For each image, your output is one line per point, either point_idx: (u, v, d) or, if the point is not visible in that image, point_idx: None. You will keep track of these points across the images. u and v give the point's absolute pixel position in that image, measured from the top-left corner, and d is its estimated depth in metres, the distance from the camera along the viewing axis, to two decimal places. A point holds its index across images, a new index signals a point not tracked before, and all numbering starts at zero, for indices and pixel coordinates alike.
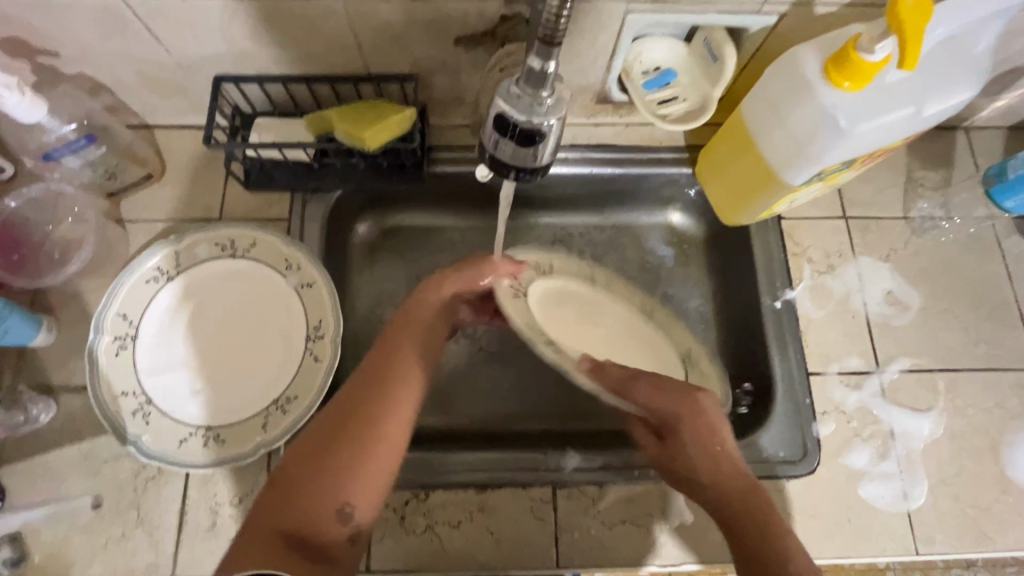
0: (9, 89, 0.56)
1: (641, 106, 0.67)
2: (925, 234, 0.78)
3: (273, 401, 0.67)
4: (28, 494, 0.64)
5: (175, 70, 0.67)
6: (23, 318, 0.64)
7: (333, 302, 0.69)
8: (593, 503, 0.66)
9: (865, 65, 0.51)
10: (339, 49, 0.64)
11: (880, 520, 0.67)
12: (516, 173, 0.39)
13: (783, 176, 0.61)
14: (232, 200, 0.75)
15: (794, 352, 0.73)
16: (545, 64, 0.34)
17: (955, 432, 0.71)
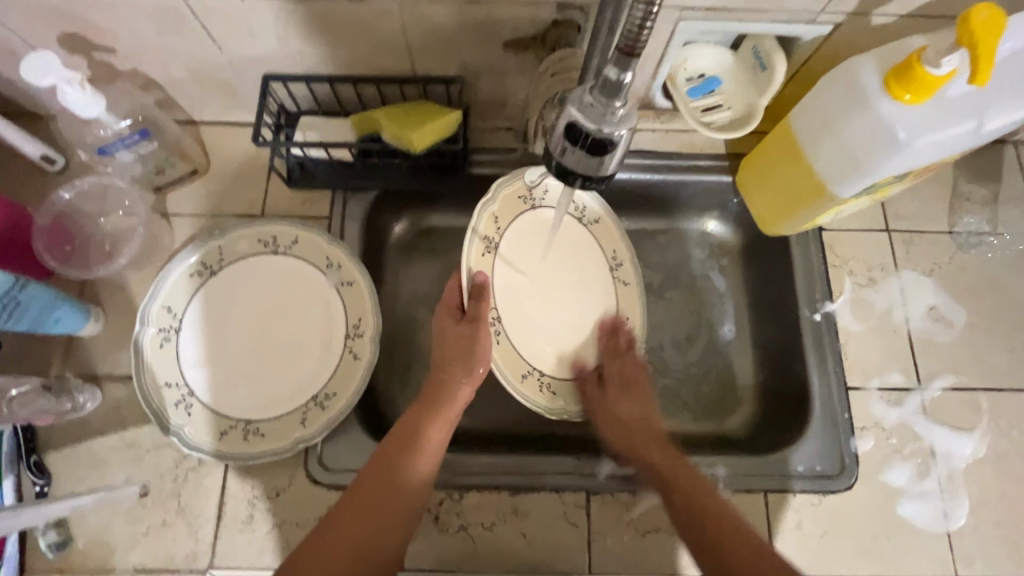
0: (71, 84, 0.57)
1: (684, 113, 0.67)
2: (971, 250, 0.76)
3: (311, 397, 0.68)
4: (73, 479, 0.65)
5: (225, 68, 0.68)
6: (73, 308, 0.65)
7: (373, 301, 0.70)
8: (627, 511, 0.66)
9: (929, 78, 0.50)
10: (387, 50, 0.65)
11: (918, 539, 0.66)
12: (581, 181, 0.40)
13: (833, 188, 0.60)
14: (274, 197, 0.76)
15: (832, 365, 0.72)
16: (622, 75, 0.35)
17: (999, 453, 0.69)
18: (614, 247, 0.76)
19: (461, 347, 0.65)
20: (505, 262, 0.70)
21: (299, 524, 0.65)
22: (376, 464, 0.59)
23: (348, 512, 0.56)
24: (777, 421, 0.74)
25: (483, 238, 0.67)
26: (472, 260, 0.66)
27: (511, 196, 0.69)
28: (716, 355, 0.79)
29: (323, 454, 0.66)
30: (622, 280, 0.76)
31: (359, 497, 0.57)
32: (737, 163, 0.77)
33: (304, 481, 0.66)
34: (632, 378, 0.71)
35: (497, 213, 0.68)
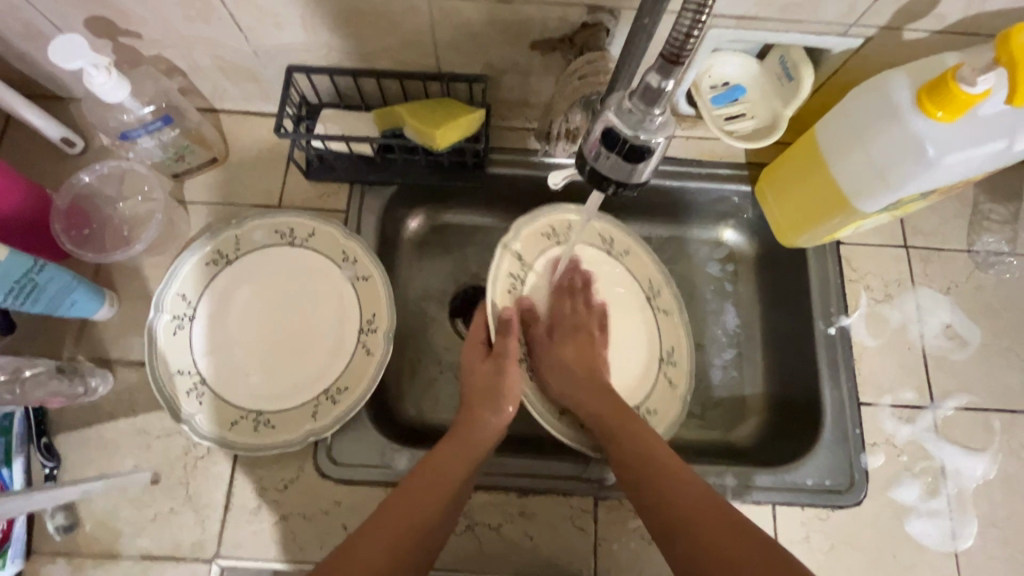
0: (96, 68, 0.57)
1: (708, 120, 0.67)
2: (989, 269, 0.76)
3: (323, 391, 0.68)
4: (82, 463, 0.65)
5: (250, 58, 0.68)
6: (88, 291, 0.65)
7: (388, 297, 0.70)
8: (634, 518, 0.66)
9: (963, 96, 0.50)
10: (414, 46, 0.65)
11: (925, 557, 0.66)
12: (614, 186, 0.40)
13: (857, 203, 0.59)
14: (291, 188, 0.76)
15: (845, 379, 0.72)
16: (663, 82, 0.35)
17: (1009, 474, 0.69)
18: (649, 276, 0.77)
19: (488, 384, 0.65)
20: (534, 299, 0.73)
21: (306, 516, 0.64)
22: (397, 497, 0.56)
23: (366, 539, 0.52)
24: (787, 433, 0.73)
25: (508, 274, 0.71)
26: (498, 296, 0.69)
27: (534, 233, 0.73)
28: (726, 365, 0.79)
29: (331, 447, 0.66)
30: (662, 308, 0.76)
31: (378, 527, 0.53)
32: (756, 172, 0.77)
33: (313, 474, 0.66)
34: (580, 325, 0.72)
35: (521, 251, 0.72)
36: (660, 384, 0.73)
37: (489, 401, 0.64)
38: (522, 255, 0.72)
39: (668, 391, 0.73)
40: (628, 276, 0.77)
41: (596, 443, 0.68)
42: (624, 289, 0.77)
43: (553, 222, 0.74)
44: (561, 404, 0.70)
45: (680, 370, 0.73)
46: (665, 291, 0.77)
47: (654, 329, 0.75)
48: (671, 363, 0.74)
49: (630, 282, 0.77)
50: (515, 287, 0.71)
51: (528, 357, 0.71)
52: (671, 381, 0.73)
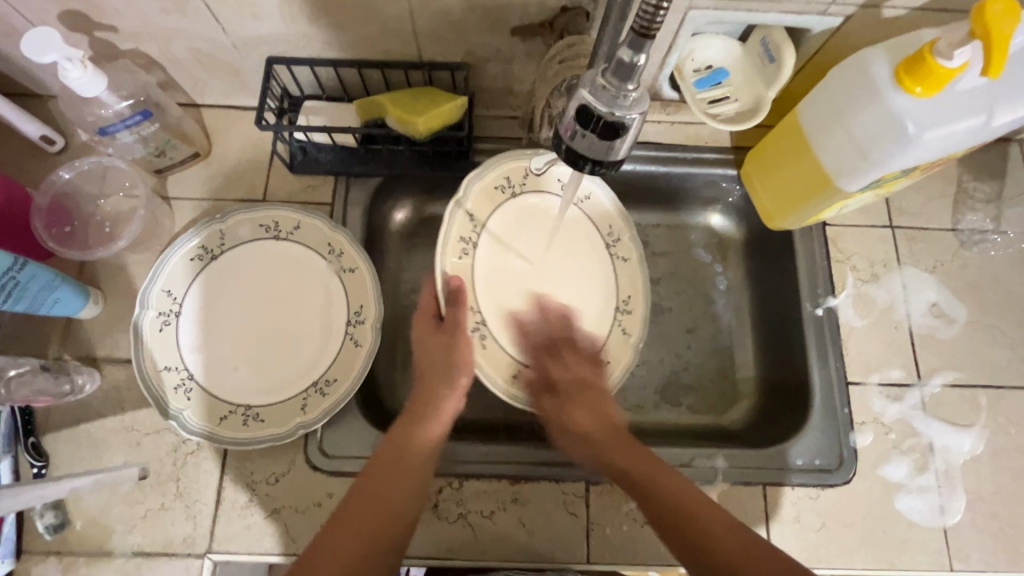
0: (71, 62, 0.56)
1: (691, 104, 0.67)
2: (974, 247, 0.76)
3: (312, 383, 0.67)
4: (70, 461, 0.65)
5: (230, 50, 0.67)
6: (71, 289, 0.64)
7: (375, 287, 0.70)
8: (625, 501, 0.66)
9: (941, 70, 0.50)
10: (394, 34, 0.64)
11: (915, 533, 0.66)
12: (592, 166, 0.40)
13: (839, 182, 0.60)
14: (275, 182, 0.75)
15: (833, 359, 0.72)
16: (636, 56, 0.35)
17: (997, 449, 0.70)
18: (608, 221, 0.75)
19: (436, 359, 0.64)
20: (488, 261, 0.71)
21: (298, 509, 0.64)
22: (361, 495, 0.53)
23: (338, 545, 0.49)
24: (777, 416, 0.74)
25: (460, 237, 0.69)
26: (447, 263, 0.68)
27: (486, 187, 0.71)
28: (718, 349, 0.79)
29: (322, 441, 0.66)
30: (621, 256, 0.74)
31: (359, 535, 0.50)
32: (742, 156, 0.77)
33: (304, 467, 0.66)
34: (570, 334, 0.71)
35: (472, 211, 0.70)
36: (614, 334, 0.72)
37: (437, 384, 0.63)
38: (473, 213, 0.70)
39: (623, 341, 0.72)
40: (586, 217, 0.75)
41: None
42: (578, 234, 0.75)
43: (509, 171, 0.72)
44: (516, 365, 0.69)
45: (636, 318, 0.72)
46: (625, 238, 0.75)
47: (608, 276, 0.74)
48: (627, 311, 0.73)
49: (587, 228, 0.75)
50: (467, 250, 0.69)
51: (482, 323, 0.69)
52: (625, 331, 0.72)
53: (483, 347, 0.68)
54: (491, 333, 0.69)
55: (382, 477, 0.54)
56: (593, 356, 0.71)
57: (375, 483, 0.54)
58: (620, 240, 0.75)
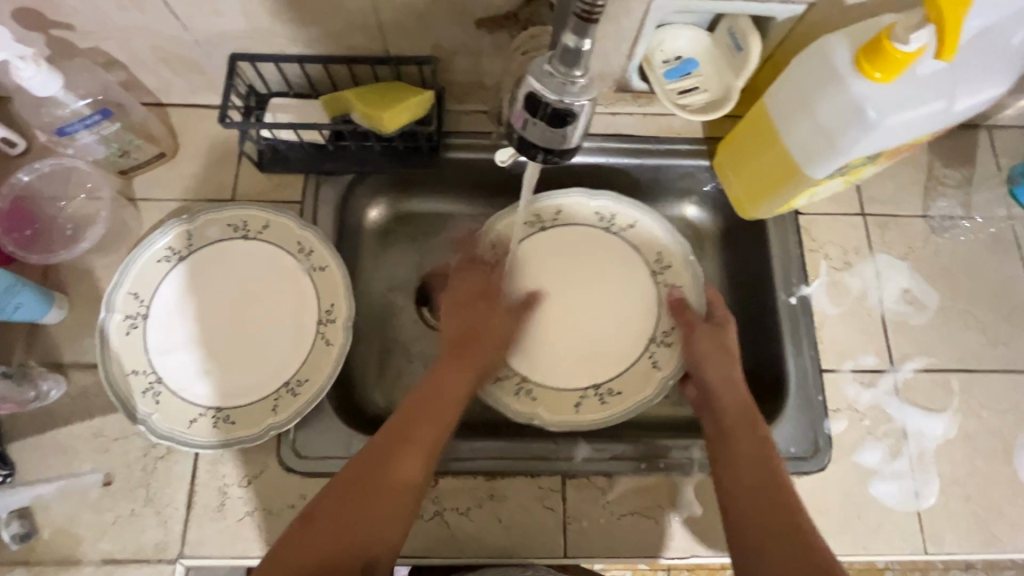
0: (23, 60, 0.55)
1: (660, 95, 0.67)
2: (945, 233, 0.77)
3: (284, 383, 0.67)
4: (37, 469, 0.64)
5: (191, 47, 0.66)
6: (33, 293, 0.63)
7: (346, 285, 0.69)
8: (603, 494, 0.66)
9: (898, 55, 0.50)
10: (357, 28, 0.64)
11: (890, 518, 0.67)
12: (544, 154, 0.41)
13: (807, 169, 0.60)
14: (244, 181, 0.74)
15: (807, 348, 0.72)
16: (580, 41, 0.36)
17: (969, 433, 0.70)
18: (658, 249, 0.76)
19: (475, 318, 0.67)
20: (508, 278, 0.75)
21: (272, 511, 0.63)
22: (372, 455, 0.54)
23: (341, 499, 0.52)
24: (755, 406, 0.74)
25: (475, 258, 0.75)
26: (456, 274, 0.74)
27: (514, 221, 0.76)
28: None
29: (295, 441, 0.65)
30: (668, 283, 0.75)
31: (361, 501, 0.52)
32: (714, 147, 0.77)
33: (277, 468, 0.65)
34: (724, 347, 0.67)
35: (494, 238, 0.75)
36: (643, 363, 0.72)
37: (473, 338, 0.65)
38: (494, 241, 0.75)
39: (649, 369, 0.72)
40: (631, 246, 0.77)
41: (525, 409, 0.69)
42: (627, 262, 0.77)
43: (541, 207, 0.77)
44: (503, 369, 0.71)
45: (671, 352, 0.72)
46: (675, 267, 0.76)
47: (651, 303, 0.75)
48: (664, 346, 0.73)
49: (636, 257, 0.77)
50: (480, 268, 0.75)
51: None
52: (656, 363, 0.72)
53: None
54: None
55: (395, 432, 0.56)
56: (597, 385, 0.72)
57: (382, 458, 0.54)
58: (670, 270, 0.76)
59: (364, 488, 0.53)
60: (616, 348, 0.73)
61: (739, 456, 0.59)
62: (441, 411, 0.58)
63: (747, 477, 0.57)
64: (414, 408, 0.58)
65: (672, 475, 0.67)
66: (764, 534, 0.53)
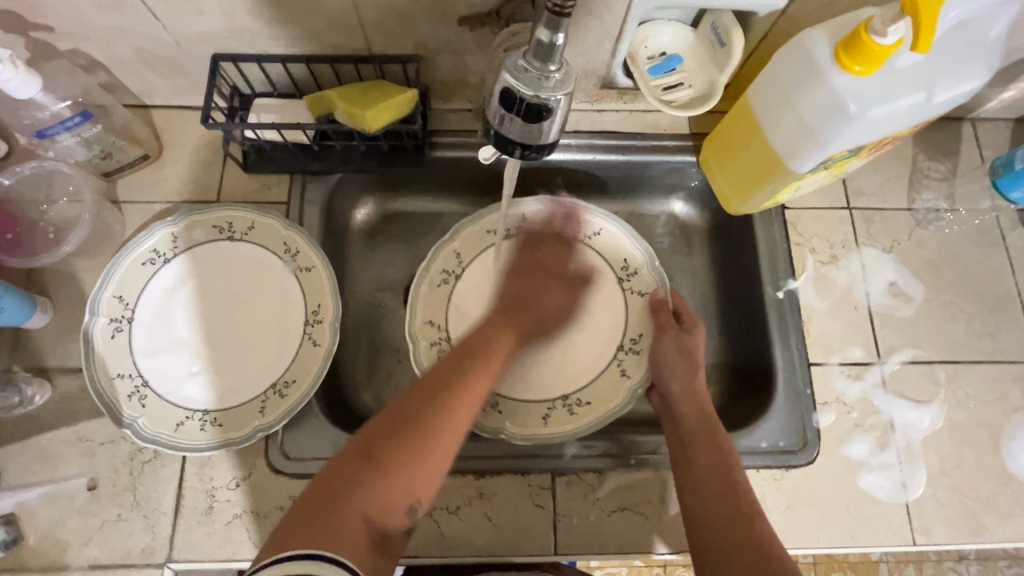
0: (0, 62, 0.55)
1: (645, 91, 0.67)
2: (930, 225, 0.77)
3: (271, 385, 0.66)
4: (23, 475, 0.63)
5: (173, 48, 0.66)
6: (16, 297, 0.63)
7: (332, 285, 0.69)
8: (592, 491, 0.66)
9: (876, 48, 0.50)
10: (340, 27, 0.63)
11: (879, 509, 0.67)
12: (522, 150, 0.42)
13: (790, 164, 0.61)
14: (229, 182, 0.74)
15: (795, 341, 0.73)
16: (553, 36, 0.37)
17: (956, 423, 0.71)
18: (624, 256, 0.78)
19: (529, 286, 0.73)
20: (470, 290, 0.76)
21: (261, 513, 0.63)
22: (424, 393, 0.53)
23: (392, 434, 0.49)
24: (744, 400, 0.74)
25: (440, 270, 0.76)
26: (422, 289, 0.74)
27: (476, 232, 0.77)
28: None
29: (284, 443, 0.65)
30: (635, 289, 0.77)
31: (405, 435, 0.50)
32: (700, 143, 0.77)
33: (265, 470, 0.64)
34: (687, 353, 0.69)
35: (458, 250, 0.77)
36: (612, 372, 0.73)
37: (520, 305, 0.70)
38: (460, 254, 0.77)
39: (618, 380, 0.73)
40: (599, 255, 0.78)
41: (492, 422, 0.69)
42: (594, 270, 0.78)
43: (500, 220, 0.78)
44: None
45: (639, 361, 0.74)
46: (642, 272, 0.77)
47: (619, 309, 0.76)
48: (634, 352, 0.74)
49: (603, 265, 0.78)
50: (447, 283, 0.75)
51: (444, 339, 0.73)
52: (624, 371, 0.73)
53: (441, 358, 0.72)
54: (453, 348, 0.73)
55: (451, 376, 0.56)
56: (565, 396, 0.72)
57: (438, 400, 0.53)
58: (636, 275, 0.77)
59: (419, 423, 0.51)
60: (585, 358, 0.74)
61: (696, 462, 0.60)
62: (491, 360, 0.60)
63: (703, 481, 0.58)
64: (468, 359, 0.59)
65: (662, 471, 0.67)
66: (723, 535, 0.54)
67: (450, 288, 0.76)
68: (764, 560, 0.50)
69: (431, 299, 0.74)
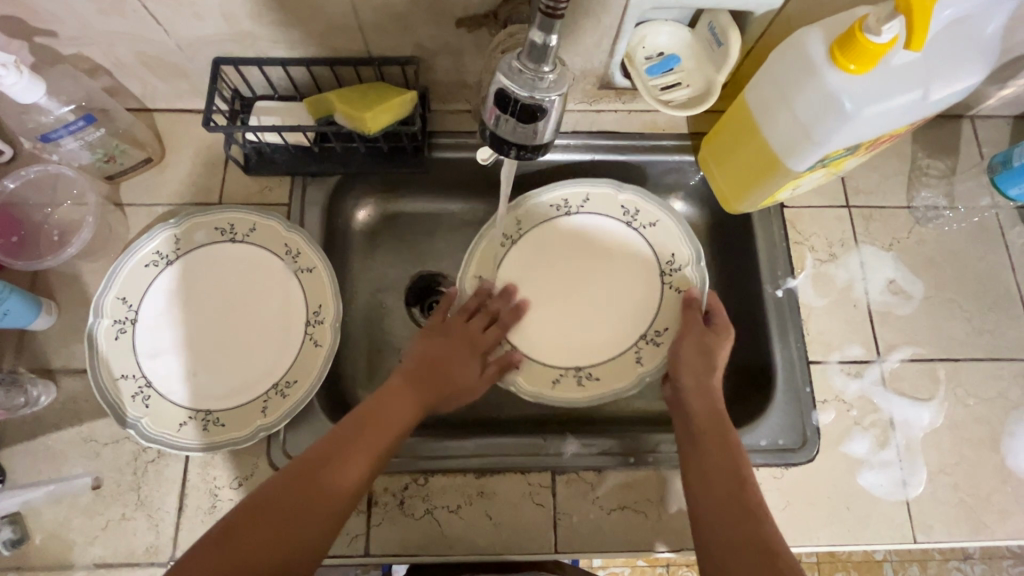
0: (5, 68, 0.56)
1: (643, 91, 0.67)
2: (929, 223, 0.77)
3: (273, 384, 0.67)
4: (28, 474, 0.64)
5: (175, 52, 0.66)
6: (21, 299, 0.63)
7: (333, 285, 0.69)
8: (592, 489, 0.66)
9: (871, 46, 0.50)
10: (339, 30, 0.64)
11: (878, 507, 0.67)
12: (517, 150, 0.42)
13: (788, 162, 0.61)
14: (231, 184, 0.74)
15: (794, 339, 0.73)
16: (546, 38, 0.37)
17: (956, 421, 0.71)
18: (672, 251, 0.75)
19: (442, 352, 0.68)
20: (524, 254, 0.77)
21: None
22: (292, 475, 0.54)
23: (267, 507, 0.52)
24: (743, 399, 0.75)
25: (500, 235, 0.76)
26: (479, 246, 0.76)
27: (541, 203, 0.78)
28: None
29: (285, 443, 0.66)
30: (676, 285, 0.75)
31: (265, 513, 0.51)
32: (699, 142, 0.78)
33: (267, 470, 0.65)
34: (706, 355, 0.67)
35: (521, 217, 0.77)
36: (628, 353, 0.73)
37: (433, 375, 0.66)
38: (521, 222, 0.77)
39: (631, 364, 0.72)
40: (647, 245, 0.76)
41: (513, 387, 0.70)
42: (640, 261, 0.77)
43: (566, 195, 0.78)
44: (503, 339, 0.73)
45: (657, 352, 0.73)
46: (685, 270, 0.75)
47: (656, 299, 0.75)
48: (653, 343, 0.73)
49: (650, 258, 0.76)
50: (504, 246, 0.76)
51: (490, 296, 0.75)
52: (638, 359, 0.73)
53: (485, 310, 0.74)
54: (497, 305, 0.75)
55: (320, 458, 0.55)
56: (578, 366, 0.73)
57: (296, 482, 0.53)
58: (680, 272, 0.75)
59: (273, 512, 0.51)
60: (608, 332, 0.74)
61: (705, 458, 0.59)
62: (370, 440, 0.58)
63: (711, 475, 0.58)
64: (339, 437, 0.57)
65: (661, 470, 0.67)
66: (725, 531, 0.54)
67: (505, 249, 0.77)
68: (764, 555, 0.51)
69: (487, 260, 0.76)
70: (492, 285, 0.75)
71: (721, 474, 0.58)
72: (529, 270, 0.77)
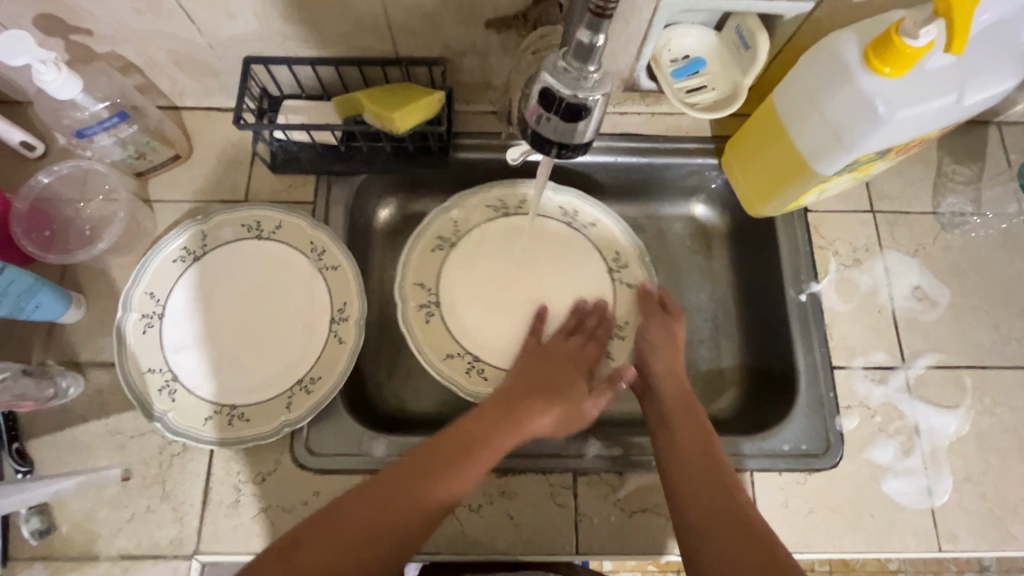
0: (45, 65, 0.57)
1: (668, 93, 0.67)
2: (955, 229, 0.77)
3: (297, 381, 0.67)
4: (56, 466, 0.65)
5: (207, 51, 0.67)
6: (52, 292, 0.64)
7: (359, 284, 0.70)
8: (613, 490, 0.66)
9: (908, 50, 0.50)
10: (369, 30, 0.65)
11: (902, 515, 0.66)
12: (557, 149, 0.43)
13: (815, 165, 0.61)
14: (256, 182, 0.75)
15: (817, 343, 0.72)
16: (593, 37, 0.37)
17: (983, 430, 0.70)
18: (617, 247, 0.78)
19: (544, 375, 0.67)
20: (461, 261, 0.77)
21: (285, 508, 0.64)
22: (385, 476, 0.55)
23: (351, 507, 0.53)
24: (763, 403, 0.74)
25: (437, 236, 0.76)
26: (416, 254, 0.75)
27: (480, 203, 0.78)
28: (702, 338, 0.80)
29: (308, 440, 0.66)
30: (627, 281, 0.77)
31: (354, 516, 0.52)
32: (722, 145, 0.77)
33: (290, 465, 0.65)
34: (673, 345, 0.70)
35: (457, 220, 0.77)
36: None
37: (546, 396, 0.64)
38: (459, 221, 0.78)
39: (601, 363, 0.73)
40: (591, 242, 0.78)
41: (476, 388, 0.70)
42: (590, 256, 0.78)
43: (505, 195, 0.79)
44: (455, 349, 0.73)
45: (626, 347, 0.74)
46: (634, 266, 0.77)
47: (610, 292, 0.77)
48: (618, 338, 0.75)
49: (596, 253, 0.78)
50: (442, 249, 0.76)
51: (433, 303, 0.74)
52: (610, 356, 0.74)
53: (427, 322, 0.73)
54: (440, 313, 0.74)
55: (411, 471, 0.56)
56: None
57: (388, 482, 0.55)
58: (628, 268, 0.77)
59: (360, 516, 0.53)
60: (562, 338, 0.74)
61: (677, 436, 0.62)
62: (460, 472, 0.56)
63: (686, 455, 0.60)
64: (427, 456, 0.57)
65: None
66: (703, 507, 0.56)
67: (444, 257, 0.76)
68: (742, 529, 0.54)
69: (423, 265, 0.75)
70: (433, 296, 0.75)
71: (694, 450, 0.60)
72: (470, 276, 0.76)
